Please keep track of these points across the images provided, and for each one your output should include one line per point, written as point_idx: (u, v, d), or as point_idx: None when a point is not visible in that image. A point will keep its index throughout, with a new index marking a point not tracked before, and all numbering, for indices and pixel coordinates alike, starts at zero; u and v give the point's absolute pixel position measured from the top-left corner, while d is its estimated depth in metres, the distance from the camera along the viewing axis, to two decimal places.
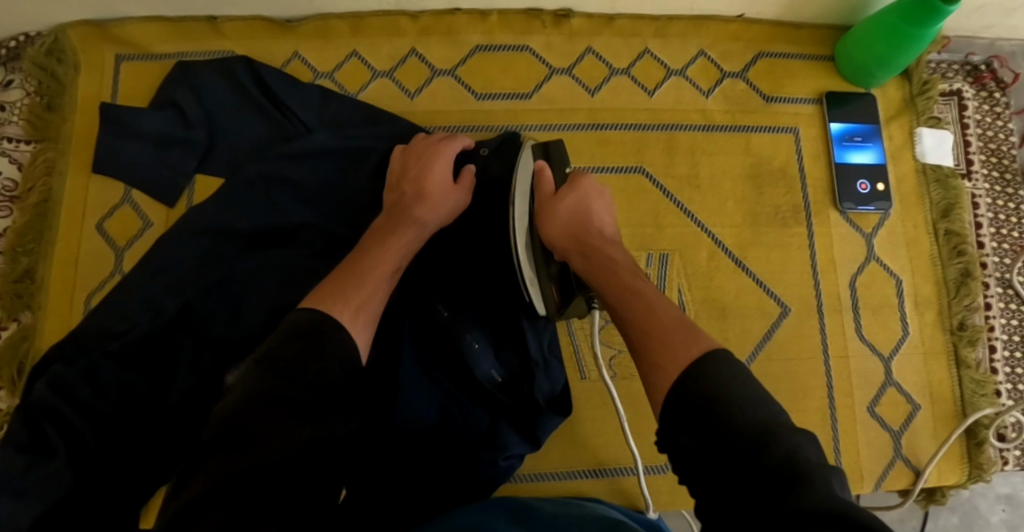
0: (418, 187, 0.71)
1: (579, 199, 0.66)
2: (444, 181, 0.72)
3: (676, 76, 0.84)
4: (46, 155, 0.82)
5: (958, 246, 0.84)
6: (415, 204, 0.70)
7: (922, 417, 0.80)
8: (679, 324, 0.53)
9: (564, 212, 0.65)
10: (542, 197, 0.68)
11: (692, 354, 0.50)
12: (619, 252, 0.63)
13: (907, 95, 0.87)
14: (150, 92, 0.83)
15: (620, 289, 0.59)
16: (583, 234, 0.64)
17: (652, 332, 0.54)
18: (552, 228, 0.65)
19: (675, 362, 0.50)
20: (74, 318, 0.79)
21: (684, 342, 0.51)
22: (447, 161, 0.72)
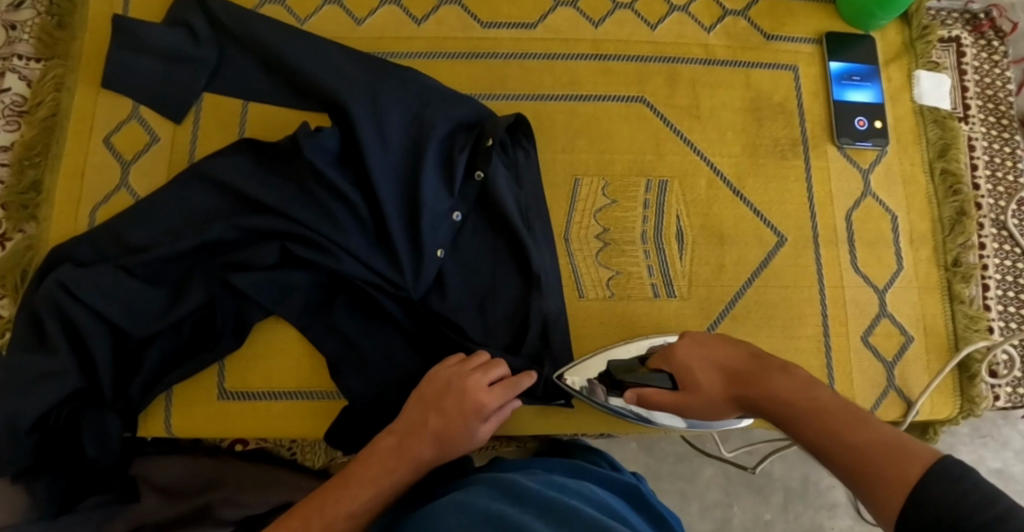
0: (453, 413, 0.64)
1: (704, 374, 0.64)
2: (481, 391, 0.66)
3: (679, 12, 0.85)
4: (55, 71, 0.83)
5: (954, 186, 0.85)
6: (445, 430, 0.64)
7: (915, 349, 0.81)
8: (886, 445, 0.50)
9: (711, 388, 0.63)
10: (677, 406, 0.64)
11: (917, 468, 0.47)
12: (782, 380, 0.59)
13: (906, 39, 0.88)
14: (160, 13, 0.84)
15: (815, 434, 0.55)
16: (739, 394, 0.62)
17: (872, 471, 0.49)
18: (719, 415, 0.64)
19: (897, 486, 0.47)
20: (78, 229, 0.80)
21: (892, 466, 0.48)
22: (479, 396, 0.65)
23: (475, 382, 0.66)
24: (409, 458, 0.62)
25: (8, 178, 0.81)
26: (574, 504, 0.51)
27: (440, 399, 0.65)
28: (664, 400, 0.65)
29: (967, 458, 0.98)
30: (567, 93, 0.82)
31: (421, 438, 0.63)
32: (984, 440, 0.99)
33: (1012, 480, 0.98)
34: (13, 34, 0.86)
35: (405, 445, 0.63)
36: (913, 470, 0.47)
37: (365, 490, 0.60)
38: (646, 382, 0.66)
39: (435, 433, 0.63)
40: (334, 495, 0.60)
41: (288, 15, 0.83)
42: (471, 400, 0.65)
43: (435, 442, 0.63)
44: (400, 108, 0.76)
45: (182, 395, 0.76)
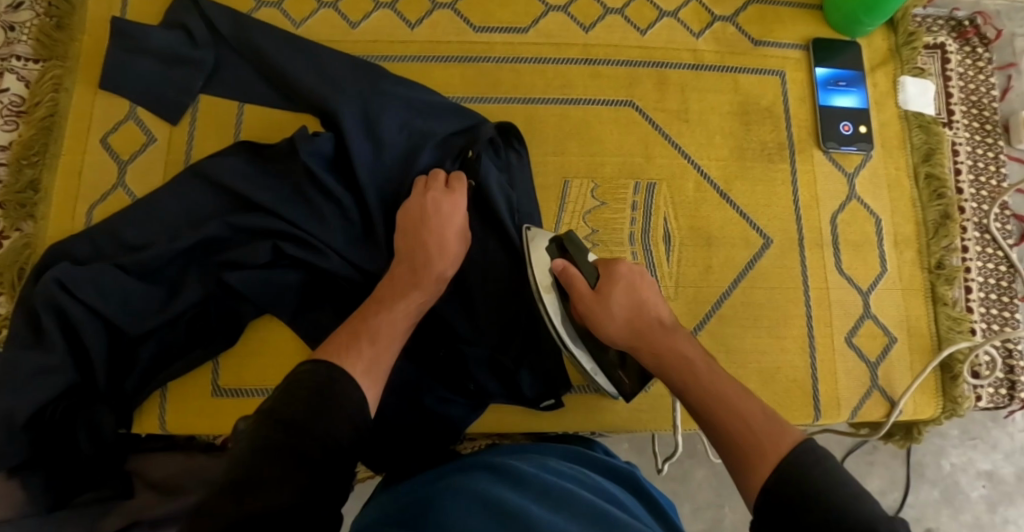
0: (441, 237, 0.70)
1: (626, 292, 0.67)
2: (457, 214, 0.72)
3: (669, 18, 0.87)
4: (53, 72, 0.84)
5: (938, 190, 0.86)
6: (440, 255, 0.69)
7: (899, 350, 0.82)
8: (767, 419, 0.54)
9: (619, 309, 0.66)
10: (582, 299, 0.67)
11: (782, 448, 0.50)
12: (683, 339, 0.64)
13: (892, 45, 0.89)
14: (157, 15, 0.85)
15: (700, 388, 0.59)
16: (642, 328, 0.65)
17: (744, 435, 0.53)
18: (609, 328, 0.66)
19: (768, 452, 0.50)
20: (74, 228, 0.81)
21: (771, 440, 0.51)
22: (459, 209, 0.72)
23: (444, 193, 0.72)
24: (427, 276, 0.68)
25: (6, 177, 0.82)
26: (565, 488, 0.53)
27: (423, 221, 0.70)
28: (578, 285, 0.68)
29: (955, 459, 1.00)
30: (558, 97, 0.84)
31: (424, 258, 0.69)
32: (973, 443, 1.00)
33: (1001, 483, 1.00)
34: (12, 36, 0.87)
35: (418, 267, 0.68)
36: (787, 443, 0.50)
37: (400, 309, 0.66)
38: (576, 265, 0.69)
39: (437, 248, 0.70)
40: (370, 323, 0.63)
41: (284, 18, 0.85)
42: (453, 212, 0.71)
43: (445, 259, 0.70)
44: (392, 113, 0.77)
45: (177, 392, 0.77)
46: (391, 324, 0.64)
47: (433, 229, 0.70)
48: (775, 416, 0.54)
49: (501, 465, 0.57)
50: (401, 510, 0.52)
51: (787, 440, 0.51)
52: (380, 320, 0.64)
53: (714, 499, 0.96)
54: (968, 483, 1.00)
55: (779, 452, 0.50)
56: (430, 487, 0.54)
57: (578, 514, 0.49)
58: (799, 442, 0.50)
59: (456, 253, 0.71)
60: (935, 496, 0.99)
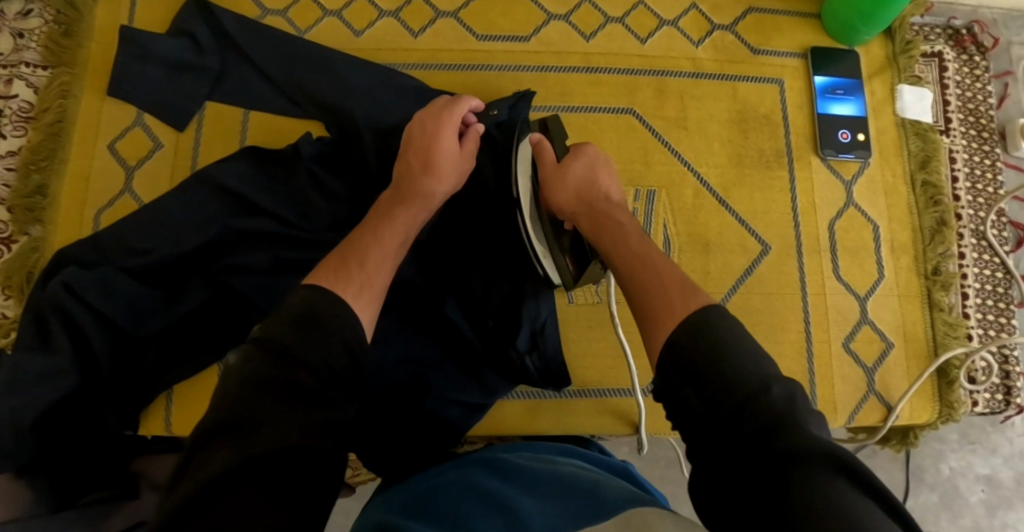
0: (433, 154, 0.70)
1: (585, 165, 0.70)
2: (454, 138, 0.72)
3: (668, 27, 0.88)
4: (61, 78, 0.85)
5: (934, 197, 0.87)
6: (429, 173, 0.69)
7: (895, 355, 0.83)
8: (678, 281, 0.56)
9: (573, 179, 0.69)
10: (546, 169, 0.72)
11: (689, 306, 0.53)
12: (622, 215, 0.67)
13: (889, 54, 0.90)
14: (163, 23, 0.87)
15: (626, 246, 0.62)
16: (590, 197, 0.68)
17: (657, 291, 0.56)
18: (559, 195, 0.70)
19: (674, 311, 0.53)
20: (82, 233, 0.82)
21: (681, 296, 0.54)
22: (454, 126, 0.72)
23: (444, 112, 0.72)
24: (415, 193, 0.68)
25: (15, 183, 0.83)
26: (559, 478, 0.55)
27: (416, 142, 0.71)
28: (546, 158, 0.73)
29: (954, 463, 1.01)
30: (559, 104, 0.85)
31: (412, 172, 0.69)
32: (972, 447, 1.01)
33: (1000, 487, 1.00)
34: (21, 42, 0.88)
35: (409, 185, 0.68)
36: (694, 301, 0.53)
37: (391, 228, 0.65)
38: (550, 143, 0.75)
39: (427, 164, 0.69)
40: (359, 239, 0.63)
41: (289, 26, 0.86)
42: (447, 129, 0.71)
43: (433, 174, 0.69)
44: (394, 121, 0.78)
45: (182, 395, 0.78)
46: (380, 243, 0.64)
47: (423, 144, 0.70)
48: (683, 277, 0.57)
49: (500, 460, 0.60)
50: (407, 502, 0.56)
51: (695, 301, 0.53)
52: (369, 242, 0.63)
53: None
54: (967, 487, 1.00)
55: (686, 305, 0.53)
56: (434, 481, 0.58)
57: (567, 495, 0.51)
58: (706, 303, 0.53)
59: (445, 170, 0.70)
60: (934, 500, 1.00)
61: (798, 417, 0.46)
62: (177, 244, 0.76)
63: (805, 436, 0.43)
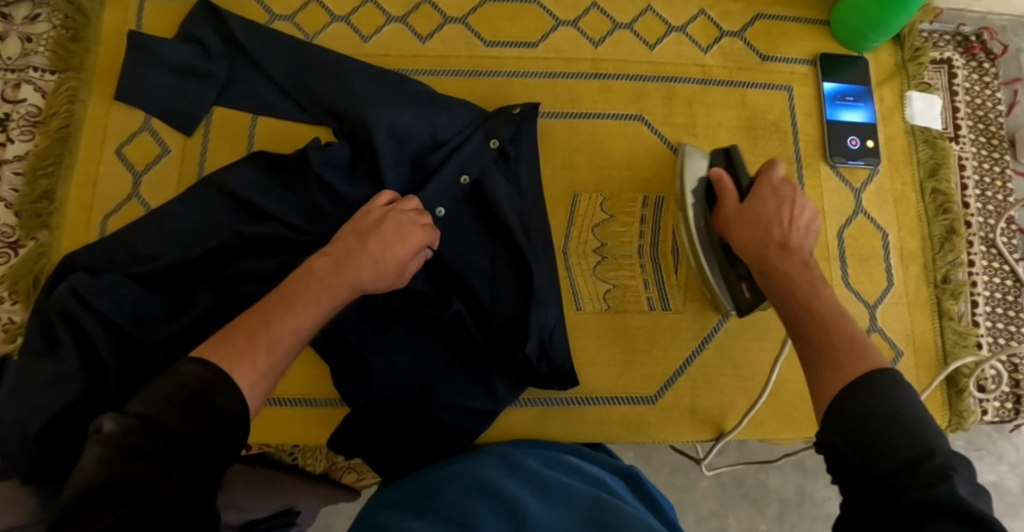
0: (379, 245, 0.65)
1: (780, 205, 0.69)
2: (408, 247, 0.67)
3: (677, 33, 0.88)
4: (69, 83, 0.86)
5: (944, 205, 0.87)
6: (367, 262, 0.64)
7: (905, 364, 0.83)
8: (854, 342, 0.54)
9: (749, 221, 0.69)
10: (727, 208, 0.72)
11: (861, 371, 0.52)
12: (797, 268, 0.64)
13: (899, 60, 0.90)
14: (171, 28, 0.87)
15: (830, 328, 0.57)
16: (761, 250, 0.67)
17: (833, 354, 0.54)
18: (736, 231, 0.70)
19: (847, 373, 0.52)
20: (88, 238, 0.82)
21: (834, 369, 0.53)
22: (410, 240, 0.68)
23: (406, 216, 0.69)
24: (346, 276, 0.62)
25: (23, 186, 0.84)
26: (564, 484, 0.56)
27: (370, 228, 0.67)
28: (727, 191, 0.72)
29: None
30: (568, 110, 0.84)
31: (349, 254, 0.64)
32: (979, 453, 1.00)
33: (1006, 494, 1.00)
34: (28, 47, 0.88)
35: (341, 263, 0.63)
36: (853, 376, 0.51)
37: (306, 311, 0.58)
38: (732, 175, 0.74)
39: (371, 254, 0.64)
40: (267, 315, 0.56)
41: (296, 31, 0.86)
42: (407, 233, 0.67)
43: (372, 264, 0.64)
44: (403, 126, 0.78)
45: None
46: (293, 331, 0.56)
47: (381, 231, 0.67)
48: (869, 343, 0.55)
49: (508, 460, 0.61)
50: (413, 494, 0.57)
51: (864, 364, 0.52)
52: (280, 321, 0.56)
53: (718, 508, 0.97)
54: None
55: (856, 368, 0.52)
56: (441, 474, 0.59)
57: (571, 510, 0.52)
58: (861, 378, 0.51)
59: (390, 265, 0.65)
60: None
61: (964, 485, 0.43)
62: (185, 251, 0.76)
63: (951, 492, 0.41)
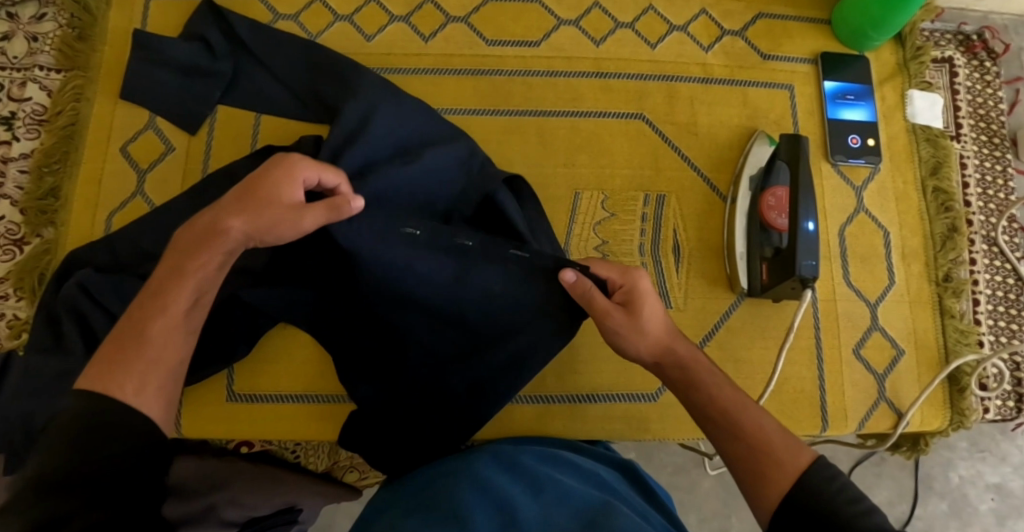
0: (249, 195, 0.57)
1: (650, 317, 0.62)
2: (284, 199, 0.57)
3: (678, 32, 0.88)
4: (75, 82, 0.87)
5: (945, 203, 0.87)
6: (232, 213, 0.57)
7: (906, 362, 0.83)
8: (783, 438, 0.56)
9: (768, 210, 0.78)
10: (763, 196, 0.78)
11: (791, 472, 0.53)
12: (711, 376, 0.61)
13: (900, 60, 0.90)
14: (176, 27, 0.87)
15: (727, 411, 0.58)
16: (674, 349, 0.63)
17: (763, 458, 0.55)
18: (636, 346, 0.63)
19: (783, 468, 0.53)
20: (93, 235, 0.82)
21: (770, 462, 0.54)
22: (294, 182, 0.58)
23: (288, 160, 0.58)
24: (215, 242, 0.57)
25: (28, 184, 0.85)
26: (561, 484, 0.56)
27: (260, 174, 0.59)
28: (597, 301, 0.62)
29: (964, 472, 1.00)
30: (570, 109, 0.85)
31: (224, 206, 0.58)
32: (982, 455, 1.00)
33: (1010, 496, 1.00)
34: (34, 46, 0.89)
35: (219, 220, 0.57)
36: (803, 458, 0.54)
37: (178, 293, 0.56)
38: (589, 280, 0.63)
39: (240, 199, 0.57)
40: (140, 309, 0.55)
41: (300, 30, 0.86)
42: (287, 180, 0.57)
43: (246, 222, 0.57)
44: None
45: (193, 396, 0.78)
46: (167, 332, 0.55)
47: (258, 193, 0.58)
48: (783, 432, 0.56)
49: (503, 456, 0.60)
50: (411, 496, 0.57)
51: (791, 461, 0.54)
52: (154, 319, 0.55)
53: (722, 508, 0.97)
54: (976, 495, 1.00)
55: (791, 464, 0.53)
56: (437, 473, 0.59)
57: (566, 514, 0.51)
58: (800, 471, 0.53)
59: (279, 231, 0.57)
60: (943, 509, 0.99)
61: None
62: None
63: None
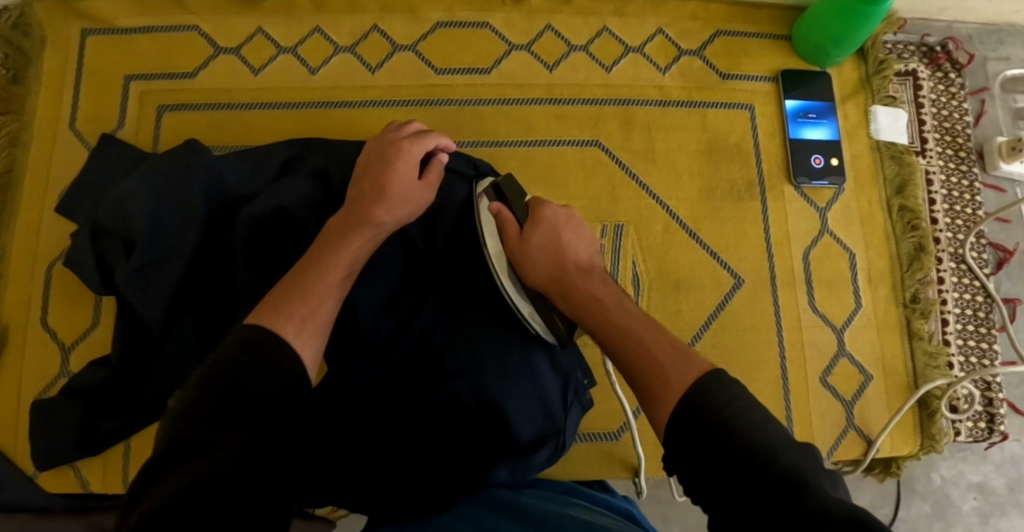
0: None
1: (547, 234, 0.67)
2: None
3: (634, 53, 0.86)
4: (9, 126, 0.82)
5: (912, 222, 0.85)
6: None
7: (874, 388, 0.81)
8: (671, 346, 0.54)
9: (539, 251, 0.66)
10: (509, 239, 0.68)
11: (684, 371, 0.50)
12: (596, 283, 0.64)
13: (862, 75, 0.88)
14: (114, 67, 0.84)
15: (601, 316, 0.61)
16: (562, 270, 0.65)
17: (652, 368, 0.52)
18: (530, 269, 0.67)
19: (668, 381, 0.50)
20: (33, 287, 0.79)
21: (679, 365, 0.51)
22: None
23: None
24: None
25: None
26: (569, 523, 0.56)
27: None
28: (507, 226, 0.68)
29: (946, 472, 0.90)
30: (523, 139, 0.82)
31: None
32: (963, 453, 0.90)
33: (992, 495, 0.90)
34: None
35: None
36: (692, 375, 0.49)
37: None
38: (511, 208, 0.70)
39: None
40: None
41: (243, 66, 0.84)
42: None
43: None
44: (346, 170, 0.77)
45: (143, 451, 0.76)
46: None
47: (346, 214, 0.66)
48: (648, 322, 0.58)
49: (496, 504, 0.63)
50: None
51: (694, 368, 0.50)
52: None
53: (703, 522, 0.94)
54: (959, 495, 0.89)
55: (681, 382, 0.49)
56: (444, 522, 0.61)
57: None
58: (704, 371, 0.49)
59: (399, 201, 0.66)
60: (926, 511, 0.89)
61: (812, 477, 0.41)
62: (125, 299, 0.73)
63: (826, 495, 0.39)
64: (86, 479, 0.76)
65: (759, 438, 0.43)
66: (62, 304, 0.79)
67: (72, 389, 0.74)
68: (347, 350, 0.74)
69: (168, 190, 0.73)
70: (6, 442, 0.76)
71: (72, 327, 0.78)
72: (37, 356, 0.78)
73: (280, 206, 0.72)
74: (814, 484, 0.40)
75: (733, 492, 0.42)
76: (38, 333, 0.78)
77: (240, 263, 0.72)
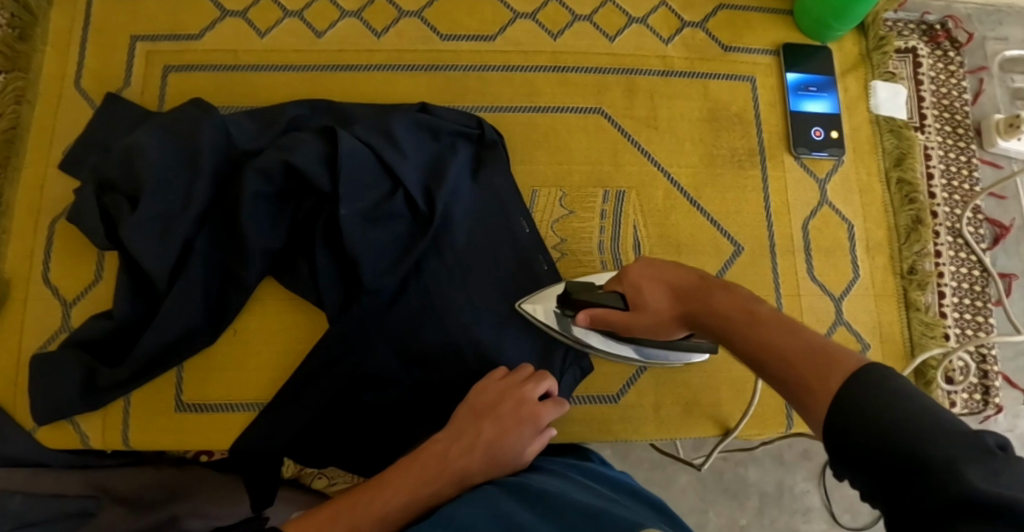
0: None
1: (648, 287, 0.62)
2: None
3: (638, 24, 0.87)
4: (15, 83, 0.83)
5: (909, 195, 0.86)
6: None
7: (872, 357, 0.81)
8: (811, 354, 0.46)
9: (652, 304, 0.62)
10: (623, 322, 0.63)
11: (842, 375, 0.44)
12: (722, 297, 0.56)
13: (863, 50, 0.89)
14: (120, 28, 0.84)
15: (742, 341, 0.52)
16: (681, 304, 0.59)
17: (808, 394, 0.45)
18: (664, 329, 0.62)
19: (826, 392, 0.43)
20: (37, 242, 0.79)
21: (824, 371, 0.45)
22: None
23: None
24: None
25: None
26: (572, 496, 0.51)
27: None
28: (612, 318, 0.64)
29: None
30: (526, 104, 0.83)
31: None
32: None
33: None
34: None
35: None
36: (838, 381, 0.43)
37: None
38: (597, 305, 0.65)
39: None
40: None
41: (250, 28, 0.84)
42: None
43: None
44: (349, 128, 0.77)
45: (142, 406, 0.76)
46: None
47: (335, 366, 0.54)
48: (801, 333, 0.49)
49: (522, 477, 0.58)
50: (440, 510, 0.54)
51: (840, 370, 0.44)
52: None
53: (699, 505, 0.95)
54: None
55: (829, 389, 0.43)
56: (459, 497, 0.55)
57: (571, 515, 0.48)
58: (851, 373, 0.43)
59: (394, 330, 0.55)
60: None
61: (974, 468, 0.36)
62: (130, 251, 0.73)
63: (984, 483, 0.35)
64: (85, 432, 0.75)
65: (912, 425, 0.39)
66: (66, 259, 0.79)
67: (75, 342, 0.74)
68: (348, 306, 0.74)
69: (176, 145, 0.74)
70: (6, 395, 0.76)
71: (75, 281, 0.78)
72: (39, 311, 0.78)
73: (288, 161, 0.71)
74: (968, 472, 0.36)
75: (877, 484, 0.39)
76: (40, 288, 0.78)
77: (245, 217, 0.72)
